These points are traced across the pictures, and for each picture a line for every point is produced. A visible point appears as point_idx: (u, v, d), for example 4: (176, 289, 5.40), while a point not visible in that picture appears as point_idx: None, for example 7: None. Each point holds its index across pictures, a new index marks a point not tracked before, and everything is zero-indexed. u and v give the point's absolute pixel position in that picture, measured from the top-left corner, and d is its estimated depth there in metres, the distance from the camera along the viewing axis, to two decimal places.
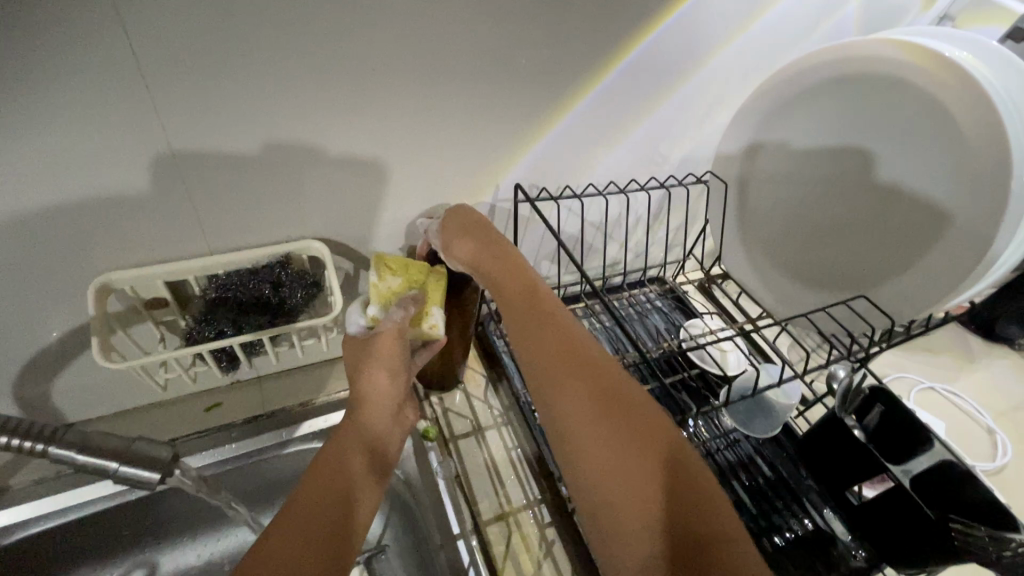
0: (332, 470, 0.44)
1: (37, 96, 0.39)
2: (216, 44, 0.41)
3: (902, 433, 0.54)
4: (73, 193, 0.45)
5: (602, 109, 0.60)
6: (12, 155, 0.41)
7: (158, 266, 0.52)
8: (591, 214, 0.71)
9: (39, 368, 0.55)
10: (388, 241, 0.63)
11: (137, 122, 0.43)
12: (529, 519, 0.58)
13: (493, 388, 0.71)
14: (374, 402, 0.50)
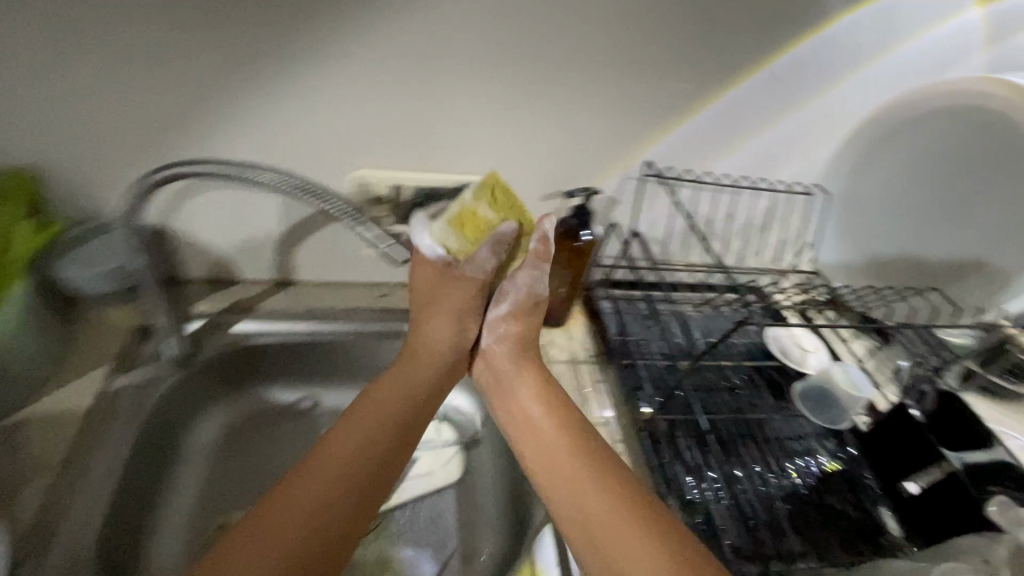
0: (349, 461, 0.53)
1: (343, 28, 0.57)
2: (460, 9, 0.58)
3: (958, 427, 0.64)
4: (331, 104, 0.62)
5: (739, 108, 0.69)
6: (311, 67, 0.59)
7: (385, 168, 0.68)
8: (713, 207, 0.78)
9: (263, 235, 0.74)
10: (528, 196, 0.74)
11: (388, 55, 0.60)
12: (604, 432, 0.70)
13: (590, 335, 0.82)
14: (394, 399, 0.59)
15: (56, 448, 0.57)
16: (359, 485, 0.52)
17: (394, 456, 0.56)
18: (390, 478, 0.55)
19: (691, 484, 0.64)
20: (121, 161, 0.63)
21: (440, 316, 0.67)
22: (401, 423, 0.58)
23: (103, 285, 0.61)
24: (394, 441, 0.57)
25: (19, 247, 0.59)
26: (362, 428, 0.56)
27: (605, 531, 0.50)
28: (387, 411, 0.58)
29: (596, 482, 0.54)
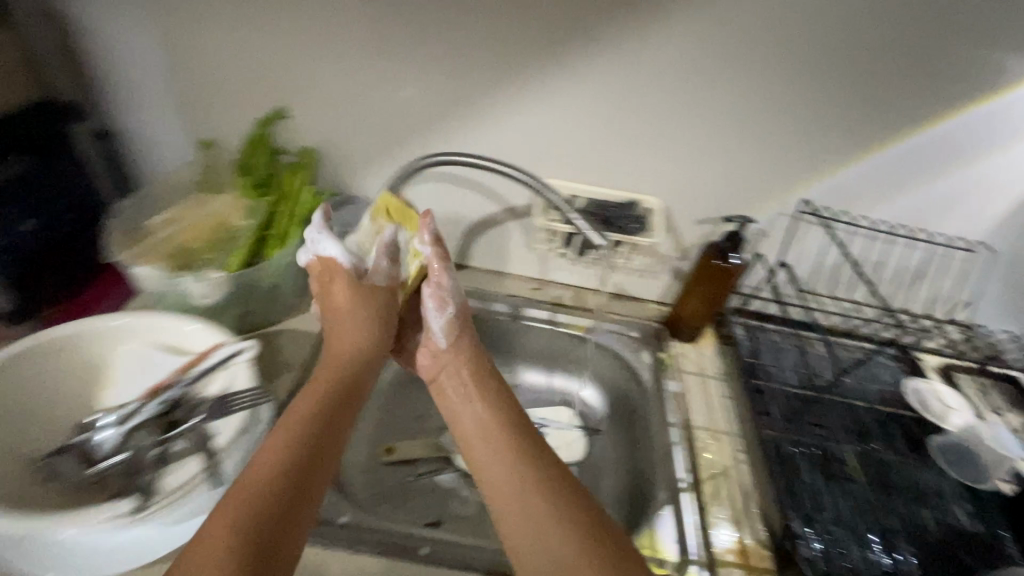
0: (280, 461, 0.47)
1: (564, 63, 0.71)
2: (666, 55, 0.69)
3: None
4: (538, 122, 0.76)
5: (910, 158, 0.74)
6: (530, 92, 0.73)
7: (562, 179, 0.81)
8: (868, 252, 0.81)
9: (454, 223, 0.90)
10: (684, 218, 0.83)
11: (595, 87, 0.72)
12: (728, 441, 0.76)
13: (719, 354, 0.89)
14: (324, 395, 0.55)
15: (298, 356, 0.76)
16: (290, 481, 0.46)
17: (319, 459, 0.49)
18: (318, 469, 0.49)
19: (813, 504, 0.67)
20: (373, 151, 0.82)
21: (355, 298, 0.65)
22: (328, 422, 0.53)
23: (348, 238, 0.80)
24: (321, 442, 0.51)
25: (302, 208, 0.77)
26: (292, 428, 0.50)
27: (550, 542, 0.47)
28: (319, 410, 0.53)
29: (537, 488, 0.50)
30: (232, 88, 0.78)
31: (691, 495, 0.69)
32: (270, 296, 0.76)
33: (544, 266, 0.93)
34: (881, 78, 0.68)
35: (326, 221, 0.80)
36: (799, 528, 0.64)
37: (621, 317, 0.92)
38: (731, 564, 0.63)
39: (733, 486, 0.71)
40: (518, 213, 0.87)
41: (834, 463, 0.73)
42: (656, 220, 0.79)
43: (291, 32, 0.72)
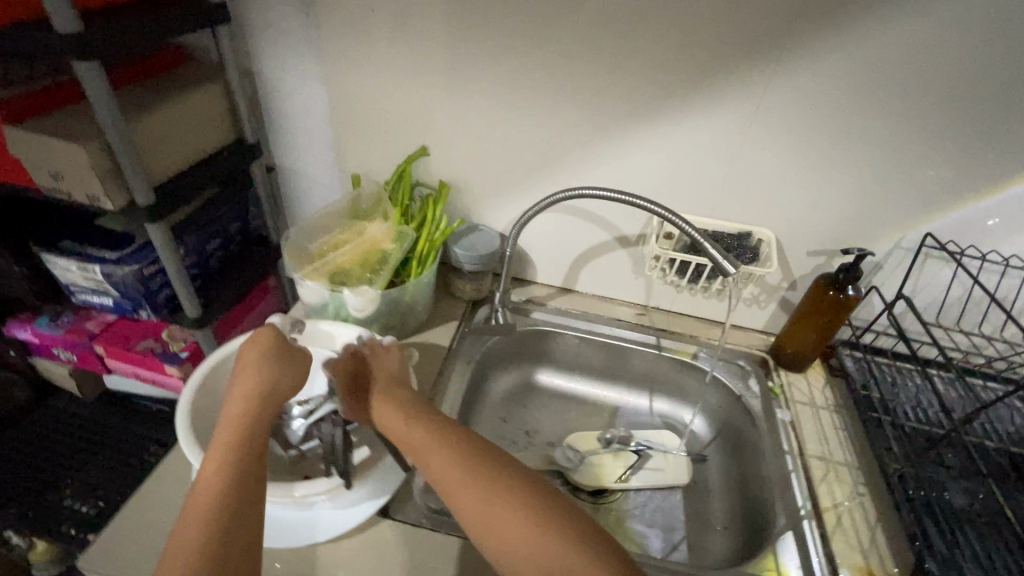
0: (198, 536, 0.44)
1: (683, 103, 0.77)
2: (783, 94, 0.73)
3: None
4: (655, 157, 0.82)
5: None
6: (650, 129, 0.80)
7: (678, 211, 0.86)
8: (998, 287, 0.79)
9: (565, 251, 0.97)
10: (797, 249, 0.85)
11: (712, 124, 0.77)
12: (846, 472, 0.76)
13: (831, 386, 0.88)
14: (225, 449, 0.51)
15: (431, 367, 0.84)
16: (215, 554, 0.44)
17: (238, 514, 0.47)
18: (241, 527, 0.46)
19: (948, 544, 0.65)
20: (498, 183, 0.90)
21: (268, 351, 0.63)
22: (233, 482, 0.48)
23: (476, 263, 0.89)
24: (233, 502, 0.47)
25: (439, 235, 0.87)
26: (206, 497, 0.47)
27: (495, 522, 0.47)
28: (222, 470, 0.49)
29: (470, 476, 0.49)
30: (382, 130, 0.90)
31: (814, 523, 0.69)
32: (408, 311, 0.86)
33: (649, 292, 0.98)
34: (1019, 114, 0.68)
35: (457, 246, 0.89)
36: (933, 565, 0.63)
37: (725, 343, 0.94)
38: None
39: (857, 517, 0.70)
40: (628, 242, 0.92)
41: (966, 503, 0.70)
42: (768, 252, 0.83)
43: (437, 82, 0.83)
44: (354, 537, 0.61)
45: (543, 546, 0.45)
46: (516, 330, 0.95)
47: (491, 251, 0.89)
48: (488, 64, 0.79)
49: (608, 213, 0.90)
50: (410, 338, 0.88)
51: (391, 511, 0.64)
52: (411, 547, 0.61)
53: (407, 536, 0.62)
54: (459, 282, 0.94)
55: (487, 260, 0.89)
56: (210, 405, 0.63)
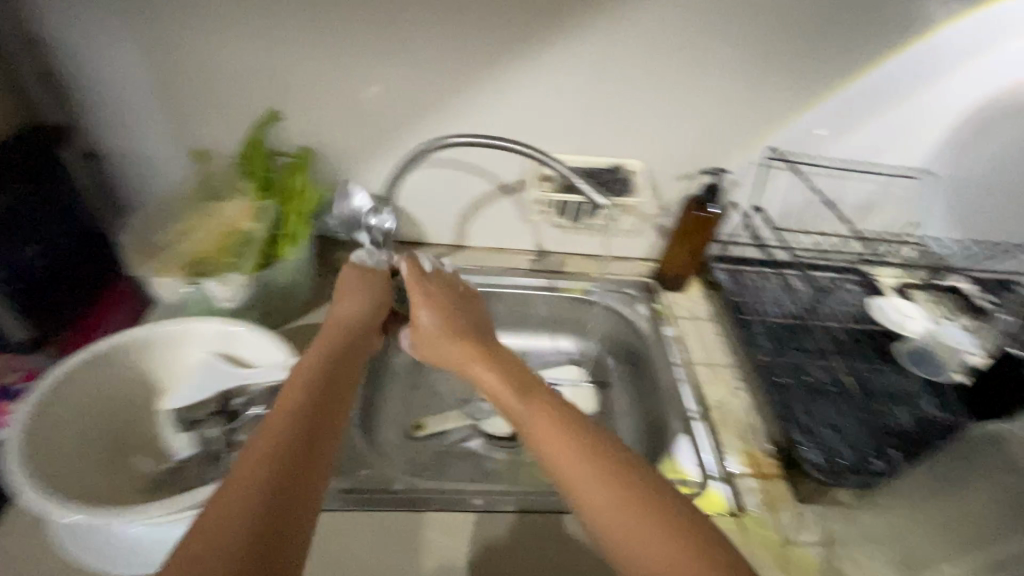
0: (282, 445, 0.43)
1: (539, 41, 0.75)
2: (631, 24, 0.74)
3: None
4: (521, 99, 0.81)
5: (856, 100, 0.81)
6: (511, 71, 0.78)
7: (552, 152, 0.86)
8: (829, 188, 0.90)
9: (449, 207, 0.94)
10: (664, 176, 0.90)
11: (569, 61, 0.77)
12: (726, 372, 0.85)
13: (707, 299, 0.97)
14: (310, 388, 0.51)
15: None
16: (291, 464, 0.42)
17: (316, 444, 0.45)
18: (318, 455, 0.44)
19: (808, 414, 0.76)
20: (365, 144, 0.84)
21: (355, 307, 0.69)
22: (312, 416, 0.47)
23: (355, 232, 0.83)
24: (309, 430, 0.46)
25: (307, 206, 0.79)
26: (285, 415, 0.46)
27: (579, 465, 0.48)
28: (304, 400, 0.49)
29: (554, 426, 0.52)
30: (220, 97, 0.79)
31: (703, 423, 0.76)
32: (287, 293, 0.79)
33: (538, 237, 0.98)
34: (829, 30, 0.75)
35: (331, 216, 0.82)
36: (798, 435, 0.73)
37: (615, 275, 0.99)
38: (745, 474, 0.70)
39: (736, 410, 0.79)
40: (510, 190, 0.92)
41: (820, 378, 0.82)
42: (640, 181, 0.86)
43: (272, 37, 0.74)
44: None
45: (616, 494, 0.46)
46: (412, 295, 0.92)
47: (369, 217, 0.84)
48: (327, 13, 0.72)
49: (485, 162, 0.88)
50: (294, 322, 0.81)
51: None
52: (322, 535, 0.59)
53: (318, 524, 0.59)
54: (341, 254, 0.88)
55: (367, 226, 0.83)
56: (58, 425, 0.53)
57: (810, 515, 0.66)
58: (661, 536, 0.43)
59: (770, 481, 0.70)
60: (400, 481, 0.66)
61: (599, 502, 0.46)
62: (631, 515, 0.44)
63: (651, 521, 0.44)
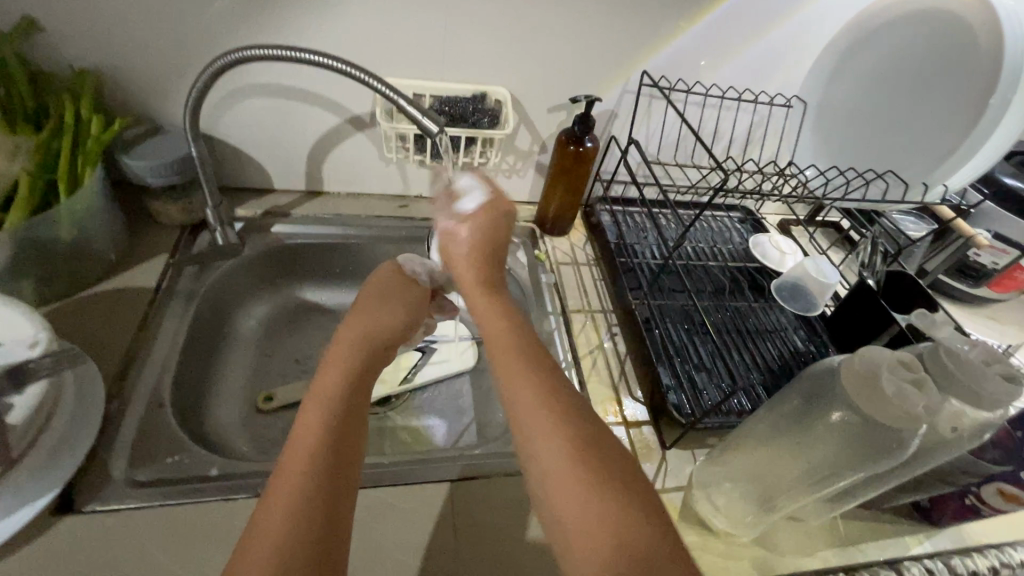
0: (308, 463, 0.42)
1: None
2: None
3: (907, 294, 0.71)
4: (354, 11, 0.68)
5: (725, 20, 0.75)
6: None
7: (404, 79, 0.75)
8: (705, 120, 0.85)
9: (292, 146, 0.80)
10: (536, 107, 0.81)
11: None
12: (603, 318, 0.80)
13: (590, 243, 0.91)
14: (336, 393, 0.48)
15: (131, 316, 0.66)
16: (327, 487, 0.41)
17: (344, 455, 0.44)
18: (348, 470, 0.43)
19: (679, 357, 0.73)
20: (166, 66, 0.69)
21: (377, 305, 0.59)
22: (340, 428, 0.45)
23: (163, 176, 0.69)
24: (339, 443, 0.44)
25: (91, 144, 0.64)
26: (311, 430, 0.44)
27: (518, 406, 0.43)
28: (331, 407, 0.46)
29: (519, 365, 0.45)
30: None
31: (574, 372, 0.72)
32: (77, 253, 0.65)
33: (406, 181, 0.87)
34: None
35: (128, 156, 0.67)
36: (667, 379, 0.70)
37: None
38: (613, 424, 0.67)
39: (609, 358, 0.75)
40: (362, 124, 0.79)
41: (695, 319, 0.79)
42: (506, 112, 0.77)
43: None
44: (9, 557, 0.46)
45: (552, 439, 0.40)
46: (251, 250, 0.79)
47: (179, 156, 0.69)
48: None
49: (325, 89, 0.75)
50: (91, 287, 0.67)
51: (78, 505, 0.50)
52: (106, 539, 0.49)
53: (100, 528, 0.49)
54: (157, 205, 0.73)
55: (180, 167, 0.69)
56: None
57: (672, 461, 0.64)
58: (591, 483, 0.38)
59: (638, 429, 0.67)
60: (217, 466, 0.57)
61: (534, 446, 0.41)
62: (562, 461, 0.39)
63: (577, 471, 0.38)
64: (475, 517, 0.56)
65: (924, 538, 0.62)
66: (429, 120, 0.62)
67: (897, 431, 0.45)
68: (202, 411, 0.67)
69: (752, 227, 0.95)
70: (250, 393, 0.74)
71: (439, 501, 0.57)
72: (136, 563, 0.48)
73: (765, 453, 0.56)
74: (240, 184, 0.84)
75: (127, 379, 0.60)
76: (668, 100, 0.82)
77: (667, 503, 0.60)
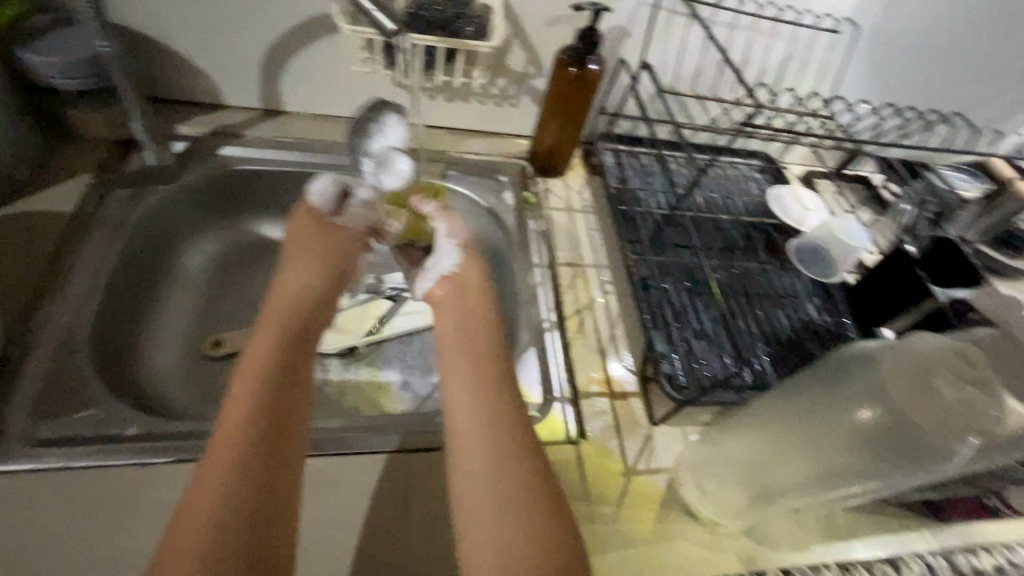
0: (240, 442, 0.37)
1: None
2: None
3: (950, 268, 0.61)
4: None
5: None
6: None
7: None
8: (734, 44, 0.71)
9: (241, 52, 0.68)
10: (532, 16, 0.67)
11: None
12: (595, 274, 0.70)
13: (589, 186, 0.80)
14: (267, 365, 0.42)
15: (40, 247, 0.56)
16: (262, 464, 0.36)
17: (285, 428, 0.39)
18: (289, 445, 0.38)
19: (679, 324, 0.64)
20: None
21: (307, 264, 0.54)
22: (272, 402, 0.40)
23: (74, 78, 0.57)
24: (277, 418, 0.39)
25: None
26: (242, 408, 0.39)
27: (458, 425, 0.41)
28: (263, 378, 0.41)
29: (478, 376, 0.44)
30: None
31: (556, 334, 0.63)
32: None
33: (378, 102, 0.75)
34: None
35: (28, 50, 0.55)
36: (660, 346, 0.61)
37: (476, 153, 0.78)
38: (595, 394, 0.59)
39: (599, 320, 0.66)
40: (323, 27, 0.66)
41: (698, 278, 0.70)
42: (495, 19, 0.64)
43: None
44: None
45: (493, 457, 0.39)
46: (189, 176, 0.67)
47: (90, 55, 0.57)
48: None
49: None
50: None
51: None
52: None
53: None
54: (75, 114, 0.62)
55: (95, 67, 0.57)
56: None
57: (660, 439, 0.56)
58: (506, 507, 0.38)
59: (624, 401, 0.59)
60: (133, 426, 0.49)
61: (466, 465, 0.39)
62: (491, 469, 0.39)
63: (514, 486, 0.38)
64: (429, 493, 0.50)
65: (929, 534, 0.55)
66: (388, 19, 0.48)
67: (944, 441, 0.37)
68: (131, 359, 0.59)
69: (772, 178, 0.83)
70: (194, 338, 0.66)
71: (389, 474, 0.50)
72: (26, 536, 0.41)
73: (771, 442, 0.48)
74: (183, 96, 0.72)
75: (33, 321, 0.51)
76: (691, 17, 0.68)
77: (650, 487, 0.53)
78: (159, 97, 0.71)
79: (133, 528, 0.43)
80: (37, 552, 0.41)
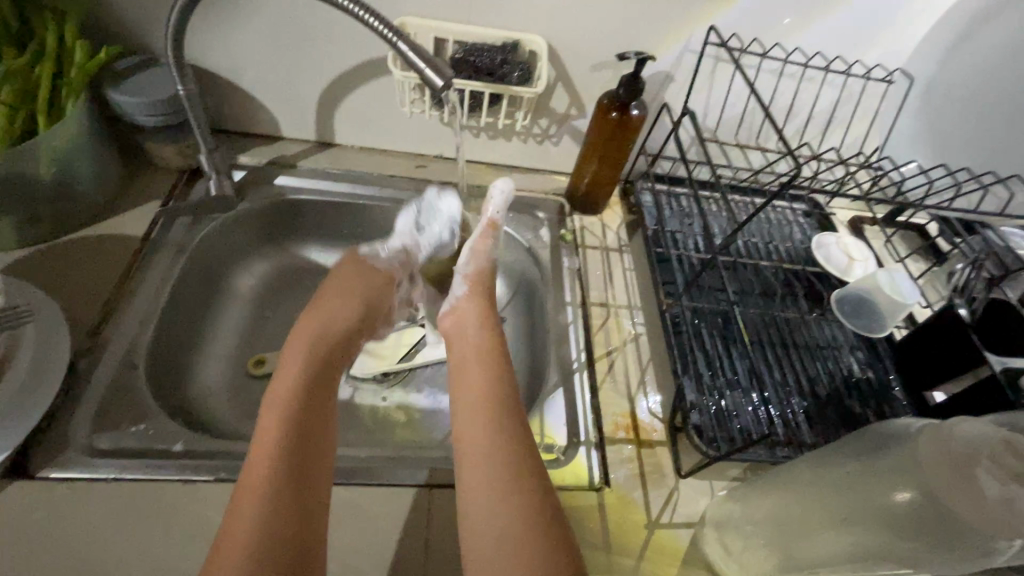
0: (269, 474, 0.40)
1: None
2: None
3: (1009, 332, 0.58)
4: None
5: None
6: None
7: (425, 20, 0.64)
8: (779, 92, 0.71)
9: (303, 91, 0.72)
10: (577, 62, 0.69)
11: None
12: (627, 315, 0.70)
13: (626, 226, 0.80)
14: (293, 400, 0.46)
15: (113, 267, 0.61)
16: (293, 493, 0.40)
17: (306, 463, 0.42)
18: (313, 479, 0.41)
19: (710, 372, 0.63)
20: None
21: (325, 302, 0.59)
22: (299, 432, 0.43)
23: (154, 114, 0.62)
24: (303, 449, 0.42)
25: (75, 74, 0.59)
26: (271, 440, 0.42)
27: (472, 454, 0.46)
28: (285, 414, 0.44)
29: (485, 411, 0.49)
30: None
31: (585, 376, 0.63)
32: (58, 193, 0.60)
33: (425, 138, 0.78)
34: None
35: (116, 89, 0.61)
36: (690, 395, 0.60)
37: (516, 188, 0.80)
38: (621, 440, 0.58)
39: (629, 362, 0.66)
40: (378, 70, 0.70)
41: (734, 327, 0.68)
42: (541, 65, 0.66)
43: None
44: None
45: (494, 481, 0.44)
46: (245, 203, 0.72)
47: (172, 93, 0.62)
48: None
49: (337, 26, 0.65)
50: (81, 232, 0.63)
51: (32, 469, 0.47)
52: (50, 511, 0.45)
53: (51, 499, 0.46)
54: (151, 145, 0.68)
55: (173, 105, 0.62)
56: None
57: (686, 491, 0.55)
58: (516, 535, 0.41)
59: (652, 450, 0.58)
60: (182, 442, 0.52)
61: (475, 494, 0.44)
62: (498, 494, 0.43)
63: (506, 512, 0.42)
64: (451, 530, 0.50)
65: None
66: (435, 74, 0.50)
67: (986, 535, 0.35)
68: (183, 374, 0.63)
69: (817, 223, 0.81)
70: (240, 355, 0.70)
71: (415, 506, 0.51)
72: (78, 542, 0.44)
73: (802, 510, 0.46)
74: (246, 129, 0.77)
75: (101, 336, 0.56)
76: (735, 64, 0.68)
77: (673, 541, 0.52)
78: (225, 129, 0.77)
79: (172, 543, 0.45)
80: (88, 558, 0.44)
